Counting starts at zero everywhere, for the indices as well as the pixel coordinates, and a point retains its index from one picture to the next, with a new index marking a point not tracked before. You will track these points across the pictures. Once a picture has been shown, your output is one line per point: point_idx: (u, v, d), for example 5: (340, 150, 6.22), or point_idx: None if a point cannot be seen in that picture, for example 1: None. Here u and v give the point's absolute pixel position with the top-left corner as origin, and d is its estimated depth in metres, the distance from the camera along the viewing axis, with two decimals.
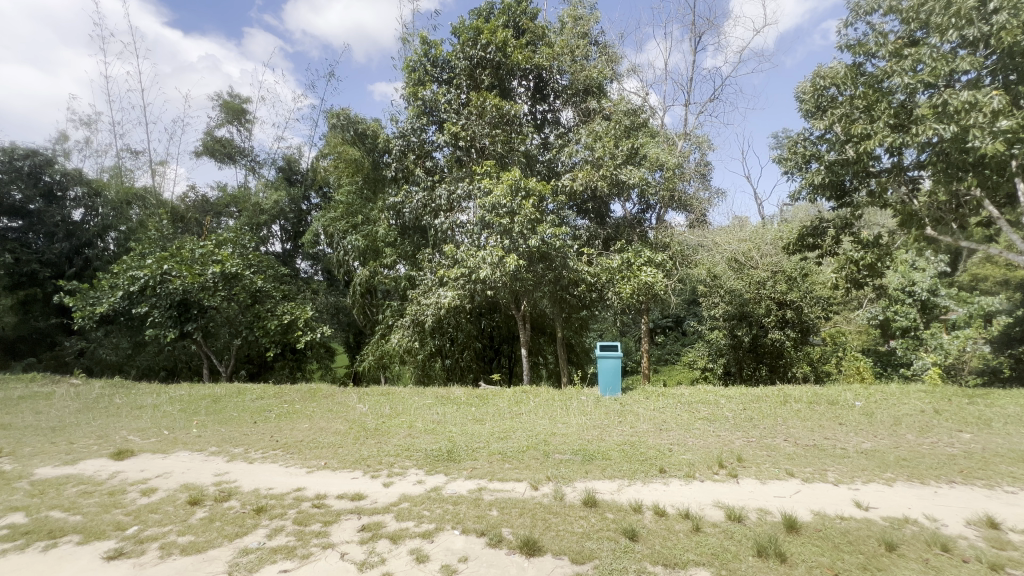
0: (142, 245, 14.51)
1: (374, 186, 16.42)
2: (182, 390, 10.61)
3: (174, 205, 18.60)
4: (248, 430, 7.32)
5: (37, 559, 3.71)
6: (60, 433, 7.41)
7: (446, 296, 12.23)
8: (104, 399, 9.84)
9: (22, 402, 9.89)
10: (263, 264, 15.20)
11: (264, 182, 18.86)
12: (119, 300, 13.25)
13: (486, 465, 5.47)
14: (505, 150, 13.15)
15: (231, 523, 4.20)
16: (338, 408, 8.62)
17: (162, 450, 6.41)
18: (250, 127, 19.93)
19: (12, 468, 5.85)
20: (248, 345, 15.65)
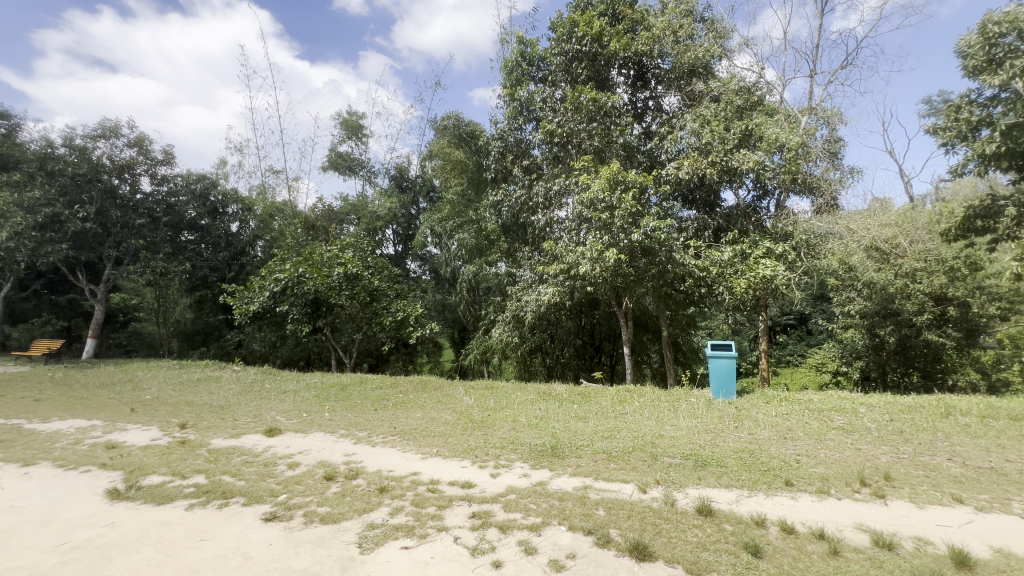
0: (282, 251, 16.74)
1: (476, 187, 17.11)
2: (316, 379, 12.08)
3: (307, 215, 21.15)
4: (370, 417, 8.08)
5: (214, 513, 4.48)
6: (227, 410, 8.85)
7: (545, 292, 12.35)
8: (258, 384, 11.54)
9: (200, 383, 12.03)
10: (379, 266, 16.68)
11: (379, 191, 20.63)
12: (266, 299, 15.35)
13: (591, 463, 5.40)
14: (603, 144, 12.89)
15: (359, 499, 4.66)
16: (447, 400, 9.14)
17: (302, 430, 7.36)
18: (366, 141, 21.94)
19: (195, 437, 7.11)
20: (368, 340, 17.22)
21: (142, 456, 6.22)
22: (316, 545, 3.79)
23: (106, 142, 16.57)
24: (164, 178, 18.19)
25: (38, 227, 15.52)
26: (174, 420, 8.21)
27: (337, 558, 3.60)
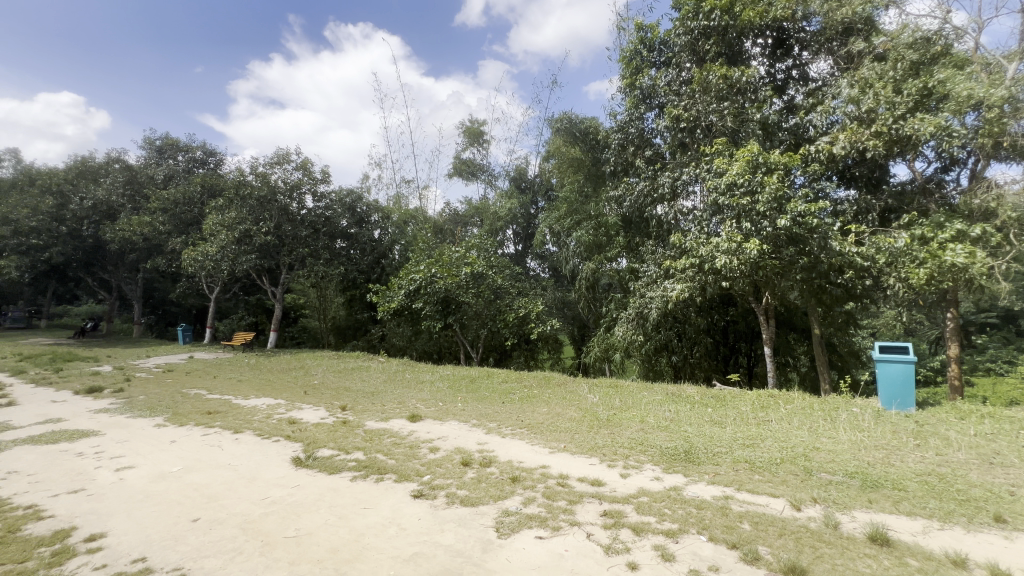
0: (416, 254, 18.36)
1: (595, 182, 16.86)
2: (448, 371, 13.08)
3: (437, 219, 22.90)
4: (498, 409, 8.50)
5: (373, 486, 5.11)
6: (376, 396, 10.03)
7: (672, 288, 11.74)
8: (400, 374, 12.87)
9: (354, 371, 13.82)
10: (502, 265, 17.41)
11: (499, 193, 21.52)
12: (404, 297, 16.87)
13: (731, 472, 5.00)
14: (737, 124, 11.74)
15: (494, 486, 4.93)
16: (571, 396, 9.19)
17: (440, 417, 8.02)
18: (487, 146, 23.02)
19: (354, 418, 8.19)
20: (492, 335, 18.12)
21: (315, 431, 7.34)
22: (458, 525, 4.10)
23: (281, 168, 19.81)
24: (323, 194, 20.97)
25: (235, 241, 19.00)
26: (337, 402, 9.56)
27: (477, 539, 3.86)
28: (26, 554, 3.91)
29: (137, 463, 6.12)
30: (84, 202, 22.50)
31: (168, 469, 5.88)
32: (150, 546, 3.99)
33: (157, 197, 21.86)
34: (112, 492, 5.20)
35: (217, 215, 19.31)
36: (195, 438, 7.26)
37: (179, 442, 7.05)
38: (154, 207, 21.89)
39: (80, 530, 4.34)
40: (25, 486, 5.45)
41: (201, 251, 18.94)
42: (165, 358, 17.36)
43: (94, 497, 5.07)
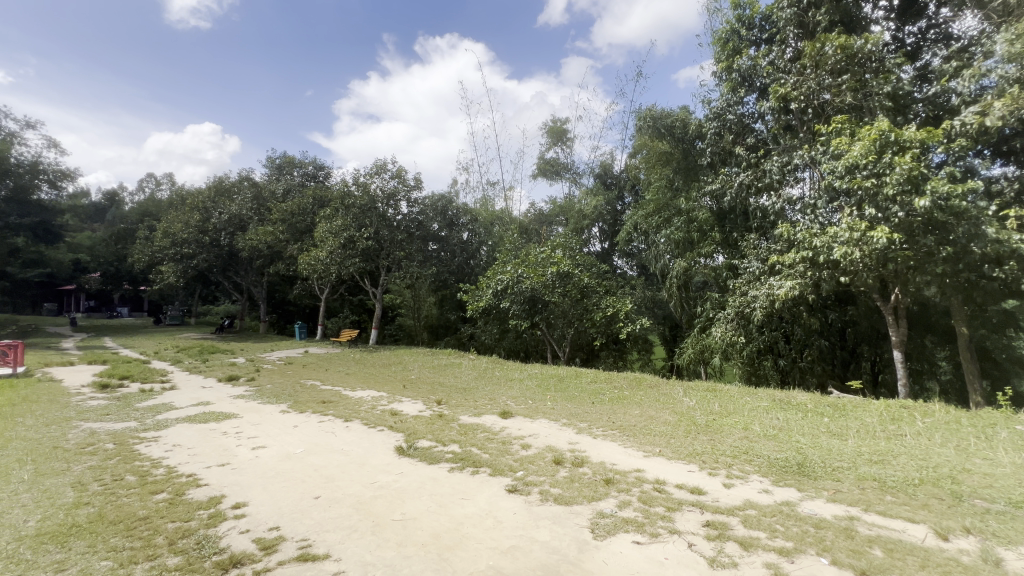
0: (503, 255, 18.76)
1: (687, 174, 15.96)
2: (536, 369, 13.22)
3: (522, 220, 23.17)
4: (588, 409, 8.41)
5: (469, 478, 5.33)
6: (469, 392, 10.42)
7: (779, 286, 10.78)
8: (490, 371, 13.27)
9: (447, 368, 14.50)
10: (588, 263, 17.19)
11: (584, 190, 21.27)
12: (492, 296, 17.28)
13: (856, 491, 4.47)
14: (859, 98, 10.51)
15: (588, 486, 4.90)
16: (665, 399, 8.81)
17: (530, 415, 8.14)
18: (571, 144, 22.87)
19: (449, 413, 8.59)
20: (580, 335, 17.97)
21: (415, 423, 7.83)
22: (553, 522, 4.14)
23: (379, 177, 21.34)
24: (417, 200, 22.17)
25: (342, 246, 20.78)
26: (432, 397, 10.10)
27: (573, 538, 3.86)
28: (189, 514, 4.64)
29: (268, 444, 6.98)
30: (221, 216, 26.06)
31: (293, 450, 6.64)
32: (281, 517, 4.53)
33: (277, 210, 24.67)
34: (250, 467, 5.98)
35: (326, 224, 21.29)
36: (313, 424, 8.10)
37: (301, 427, 7.92)
38: (275, 218, 24.75)
39: (227, 498, 5.05)
40: (186, 457, 6.46)
41: (314, 257, 21.01)
42: (286, 352, 19.56)
43: (237, 471, 5.86)
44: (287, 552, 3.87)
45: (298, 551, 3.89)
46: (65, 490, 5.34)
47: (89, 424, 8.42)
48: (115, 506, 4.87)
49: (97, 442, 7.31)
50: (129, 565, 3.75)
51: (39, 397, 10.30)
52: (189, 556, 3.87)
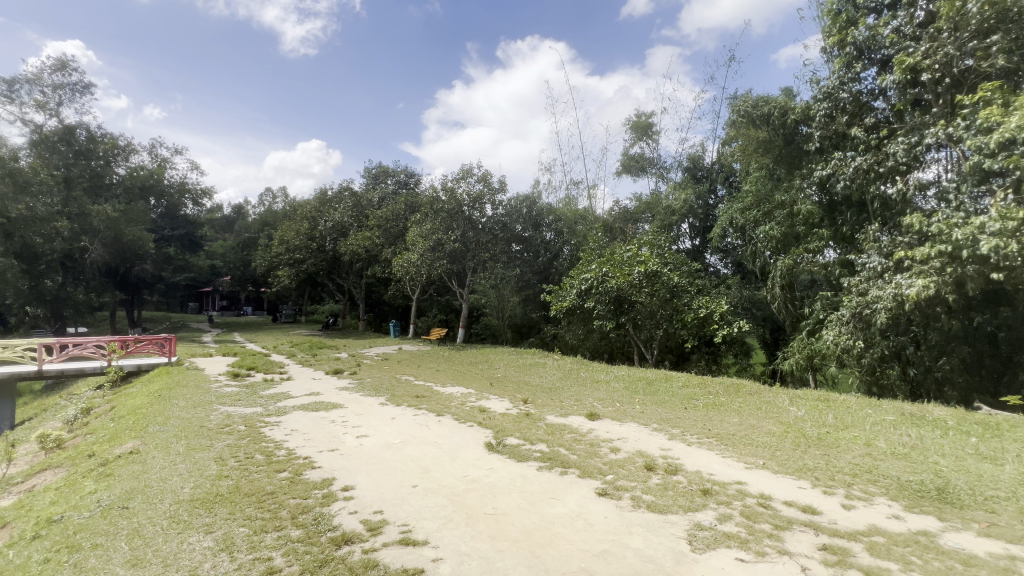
0: (587, 254, 18.50)
1: (791, 162, 14.56)
2: (623, 371, 12.88)
3: (606, 218, 22.66)
4: (681, 415, 8.01)
5: (558, 478, 5.34)
6: (555, 392, 10.43)
7: (908, 284, 9.45)
8: (576, 372, 13.18)
9: (532, 367, 14.65)
10: (678, 262, 16.37)
11: (672, 185, 20.30)
12: (576, 297, 17.14)
13: (1017, 525, 3.78)
14: (1014, 60, 8.83)
15: (683, 495, 4.67)
16: (768, 408, 8.11)
17: (618, 418, 7.94)
18: (657, 138, 21.95)
19: (535, 411, 8.68)
20: (669, 337, 17.23)
21: (503, 420, 8.01)
22: (646, 530, 4.00)
23: (465, 182, 22.06)
24: (501, 203, 22.58)
25: (431, 248, 21.66)
26: (519, 395, 10.27)
27: (669, 548, 3.71)
28: (307, 493, 5.18)
29: (370, 433, 7.56)
30: (326, 224, 28.64)
31: (392, 440, 7.12)
32: (384, 502, 4.87)
33: (374, 217, 26.57)
34: (355, 454, 6.53)
35: (417, 228, 22.45)
36: (408, 417, 8.63)
37: (398, 419, 8.47)
38: (372, 224, 26.66)
39: (337, 480, 5.56)
40: (302, 442, 7.21)
41: (406, 259, 22.15)
42: (383, 349, 21.05)
43: (345, 456, 6.43)
44: (390, 535, 4.16)
45: (399, 535, 4.16)
46: (211, 463, 6.22)
47: (226, 407, 9.74)
48: (248, 480, 5.58)
49: (232, 424, 8.42)
50: (261, 533, 4.27)
51: (188, 383, 12.09)
52: (308, 530, 4.31)
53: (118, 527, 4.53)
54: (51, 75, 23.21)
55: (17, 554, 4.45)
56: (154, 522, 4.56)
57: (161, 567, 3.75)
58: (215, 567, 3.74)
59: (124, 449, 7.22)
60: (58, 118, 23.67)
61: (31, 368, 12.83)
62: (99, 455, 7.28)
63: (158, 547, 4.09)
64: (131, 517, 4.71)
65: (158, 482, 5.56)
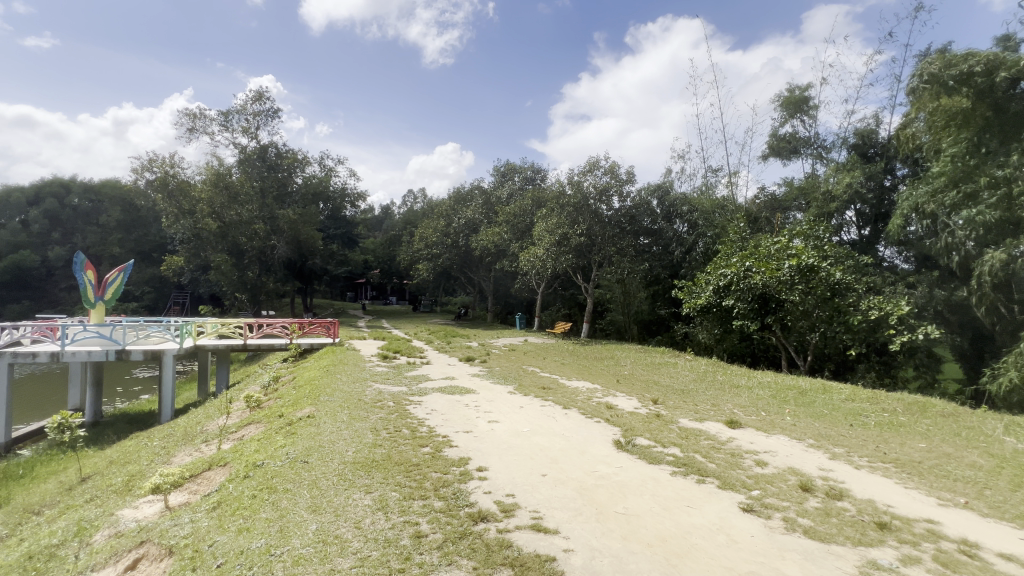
0: (725, 248, 16.97)
1: (1006, 130, 11.55)
2: (769, 378, 11.53)
3: (748, 207, 20.58)
4: (846, 432, 6.90)
5: (694, 487, 4.99)
6: (687, 395, 9.79)
7: None
8: (710, 374, 12.21)
9: (662, 366, 13.92)
10: (841, 255, 14.10)
11: (833, 167, 17.55)
12: (712, 294, 15.81)
13: None
14: None
15: (851, 526, 4.02)
16: (971, 436, 6.55)
17: (764, 429, 7.16)
18: (814, 114, 19.14)
19: (666, 413, 8.24)
20: (827, 342, 15.02)
21: (631, 419, 7.77)
22: (804, 558, 3.54)
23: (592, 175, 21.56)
24: (629, 194, 21.55)
25: (557, 243, 21.59)
26: (648, 395, 9.86)
27: None
28: (446, 468, 5.63)
29: (501, 419, 7.94)
30: (460, 221, 30.68)
31: (521, 428, 7.37)
32: (515, 486, 5.07)
33: (503, 213, 27.63)
34: (488, 437, 6.91)
35: (543, 223, 22.80)
36: (536, 407, 8.86)
37: (526, 409, 8.73)
38: (501, 220, 27.79)
39: (472, 460, 5.94)
40: (441, 421, 7.86)
41: (533, 253, 22.55)
42: (510, 340, 21.94)
43: (478, 439, 6.85)
44: (522, 519, 4.31)
45: (531, 520, 4.29)
46: (367, 432, 7.12)
47: (378, 385, 11.07)
48: (397, 451, 6.26)
49: (383, 399, 9.53)
50: (410, 499, 4.76)
51: (348, 362, 13.99)
52: (448, 503, 4.68)
53: (301, 477, 5.45)
54: (252, 105, 28.57)
55: (234, 488, 5.61)
56: (328, 477, 5.37)
57: (334, 516, 4.40)
58: (373, 523, 4.27)
59: (303, 413, 8.63)
60: (256, 139, 29.08)
61: (238, 342, 16.03)
62: (286, 416, 8.82)
63: (330, 498, 4.81)
64: (310, 470, 5.62)
65: (329, 444, 6.53)
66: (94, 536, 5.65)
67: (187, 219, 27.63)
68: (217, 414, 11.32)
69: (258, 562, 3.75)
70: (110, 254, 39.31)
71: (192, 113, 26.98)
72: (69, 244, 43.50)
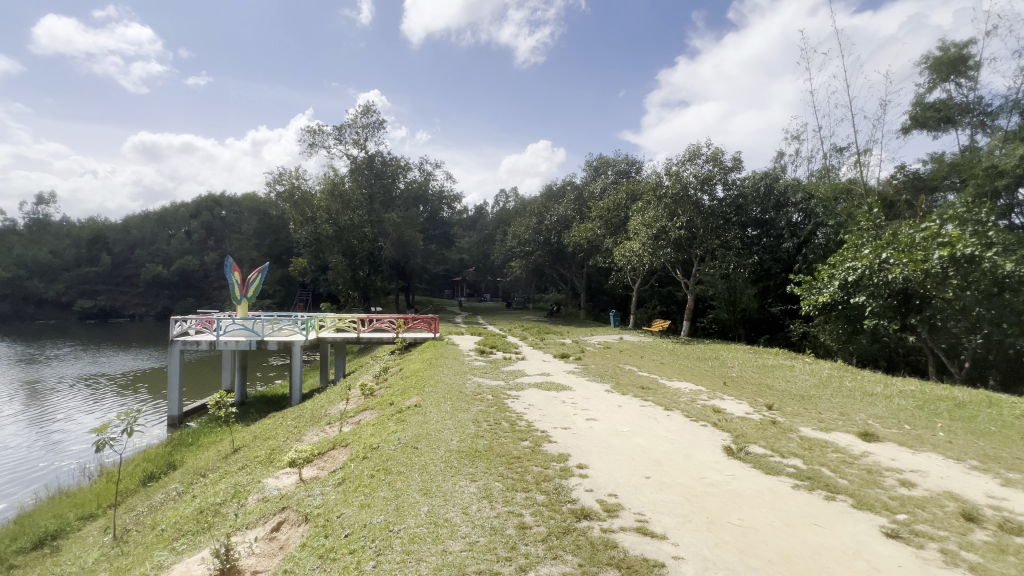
0: (854, 237, 14.99)
1: None
2: (913, 386, 9.96)
3: (882, 190, 18.15)
4: (1022, 455, 5.73)
5: (823, 503, 4.49)
6: (809, 401, 8.82)
7: None
8: (835, 379, 10.88)
9: (776, 369, 12.74)
10: (1010, 242, 11.76)
11: (999, 136, 14.67)
12: (837, 290, 14.09)
13: None
14: None
15: None
16: None
17: (909, 444, 6.21)
18: (975, 75, 16.12)
19: (784, 420, 7.49)
20: (992, 347, 12.51)
21: (742, 425, 7.19)
22: None
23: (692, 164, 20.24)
24: (735, 182, 19.92)
25: (654, 237, 20.64)
26: (761, 399, 9.07)
27: None
28: (547, 463, 5.69)
29: (598, 418, 7.81)
30: (552, 218, 30.78)
31: (621, 427, 7.19)
32: (617, 486, 4.96)
33: (596, 208, 27.07)
34: (587, 435, 6.83)
35: (639, 216, 21.90)
36: (635, 407, 8.56)
37: (625, 408, 8.50)
38: (594, 216, 27.26)
39: (572, 457, 5.92)
40: (540, 416, 7.97)
41: (628, 248, 21.81)
42: (604, 337, 21.47)
43: (577, 436, 6.81)
44: (627, 520, 4.20)
45: (636, 522, 4.17)
46: (469, 423, 7.44)
47: (477, 378, 11.53)
48: (498, 442, 6.47)
49: (483, 392, 9.89)
50: (512, 491, 4.88)
51: (449, 356, 14.72)
52: (550, 497, 4.73)
53: (412, 461, 5.86)
54: (362, 118, 31.21)
55: (356, 467, 6.20)
56: (436, 463, 5.71)
57: (443, 500, 4.67)
58: (480, 510, 4.46)
59: (411, 402, 9.28)
60: (365, 150, 31.73)
61: (353, 335, 17.66)
62: (396, 404, 9.54)
63: (439, 483, 5.11)
64: (420, 456, 6.02)
65: (436, 432, 6.94)
66: (247, 498, 6.62)
67: (310, 226, 31.00)
68: (338, 400, 12.59)
69: (379, 535, 4.10)
70: (250, 257, 45.54)
71: (312, 130, 30.20)
72: (220, 250, 51.18)
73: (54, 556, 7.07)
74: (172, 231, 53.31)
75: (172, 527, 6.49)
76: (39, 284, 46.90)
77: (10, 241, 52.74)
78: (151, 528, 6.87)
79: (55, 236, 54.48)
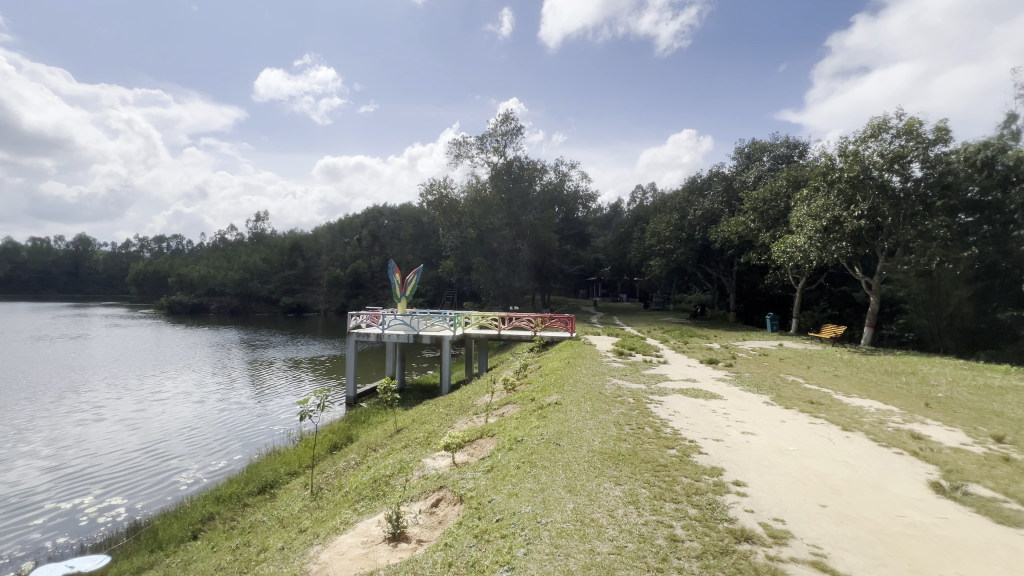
0: None
1: None
2: None
3: None
4: None
5: None
6: None
7: None
8: None
9: (1005, 391, 10.01)
10: None
11: None
12: None
13: None
14: None
15: None
16: None
17: None
18: None
19: (1022, 458, 5.85)
20: None
21: (955, 458, 5.80)
22: None
23: (876, 141, 16.95)
24: (940, 158, 16.11)
25: (823, 231, 17.79)
26: (982, 428, 7.21)
27: None
28: (697, 475, 5.31)
29: (757, 432, 7.02)
30: (696, 212, 28.67)
31: (786, 445, 6.36)
32: (785, 511, 4.40)
33: (749, 199, 24.36)
34: (743, 450, 6.20)
35: (804, 206, 19.02)
36: (803, 423, 7.51)
37: (789, 424, 7.50)
38: (747, 208, 24.57)
39: (727, 472, 5.43)
40: (687, 425, 7.46)
41: (790, 243, 19.20)
42: (760, 343, 19.30)
43: (732, 449, 6.22)
44: (799, 551, 3.72)
45: (811, 556, 3.66)
46: (611, 425, 7.32)
47: (617, 380, 11.27)
48: (642, 448, 6.24)
49: (623, 395, 9.64)
50: (661, 500, 4.66)
51: (586, 356, 14.62)
52: (704, 512, 4.40)
53: (556, 457, 5.98)
54: (501, 126, 32.83)
55: (503, 457, 6.55)
56: (579, 462, 5.74)
57: (589, 500, 4.67)
58: (627, 515, 4.35)
59: (551, 399, 9.50)
60: (504, 156, 33.29)
61: (495, 332, 18.69)
62: (537, 401, 9.83)
63: (583, 482, 5.13)
64: (563, 453, 6.11)
65: (577, 431, 6.98)
66: (411, 474, 7.47)
67: (457, 230, 33.72)
68: (483, 392, 13.49)
69: (529, 524, 4.28)
70: (407, 260, 51.36)
71: (458, 142, 32.72)
72: (384, 255, 58.68)
73: (272, 501, 8.90)
74: (348, 239, 62.69)
75: (354, 490, 7.65)
76: (258, 284, 59.23)
77: (241, 252, 67.70)
78: (339, 488, 8.20)
79: (269, 246, 68.19)
